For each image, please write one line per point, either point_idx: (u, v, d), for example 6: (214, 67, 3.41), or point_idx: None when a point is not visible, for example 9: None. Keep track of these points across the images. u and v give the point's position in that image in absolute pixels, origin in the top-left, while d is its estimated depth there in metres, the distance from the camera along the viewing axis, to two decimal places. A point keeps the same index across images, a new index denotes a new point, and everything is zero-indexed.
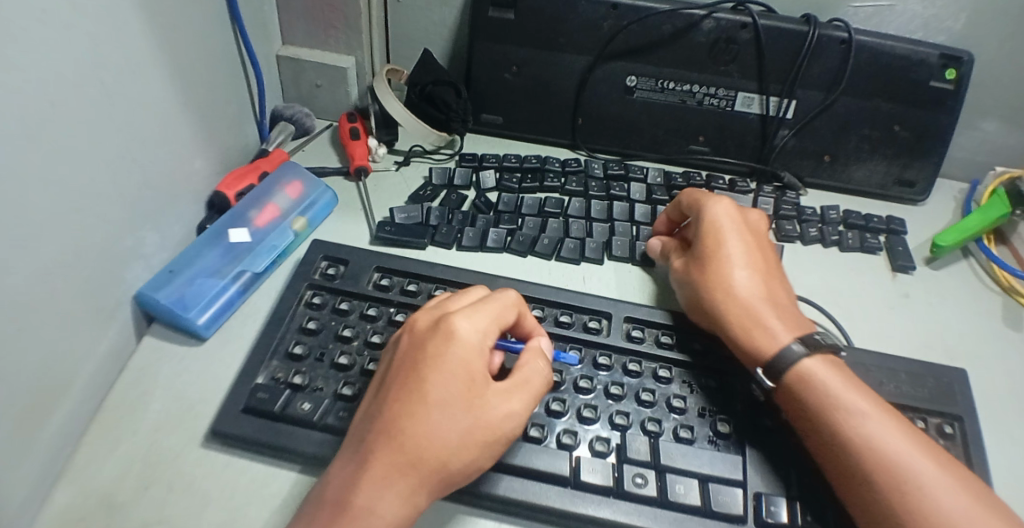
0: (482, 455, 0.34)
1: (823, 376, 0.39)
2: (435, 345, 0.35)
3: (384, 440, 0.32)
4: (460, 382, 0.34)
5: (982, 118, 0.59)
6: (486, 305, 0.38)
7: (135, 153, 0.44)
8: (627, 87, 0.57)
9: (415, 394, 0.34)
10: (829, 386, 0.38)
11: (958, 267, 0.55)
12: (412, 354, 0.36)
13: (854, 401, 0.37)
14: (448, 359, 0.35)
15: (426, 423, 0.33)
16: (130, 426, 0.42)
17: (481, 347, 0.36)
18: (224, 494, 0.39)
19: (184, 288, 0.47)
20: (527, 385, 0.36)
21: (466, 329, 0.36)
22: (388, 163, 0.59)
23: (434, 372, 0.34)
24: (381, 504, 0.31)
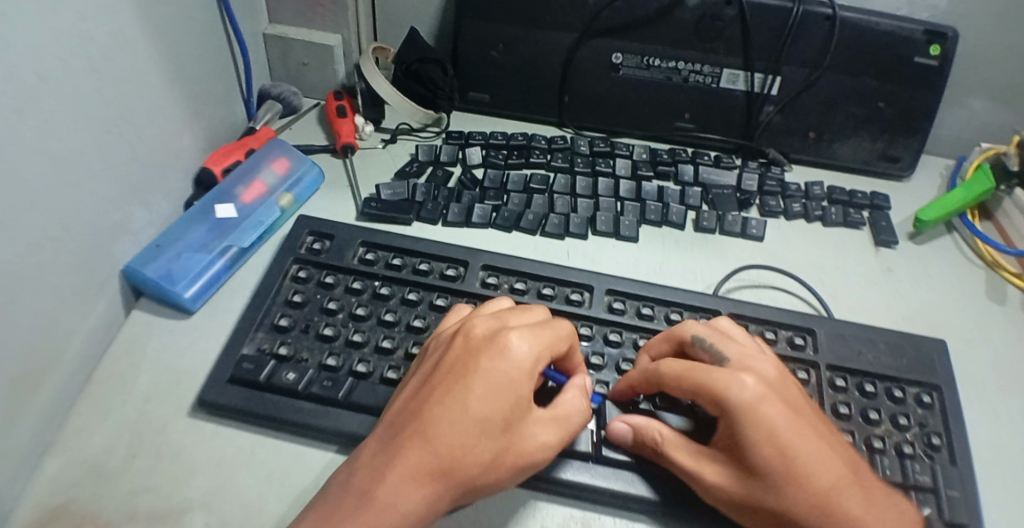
0: (509, 476, 0.33)
1: (814, 462, 0.32)
2: (487, 360, 0.33)
3: (420, 442, 0.31)
4: (505, 403, 0.33)
5: (968, 95, 0.59)
6: (545, 330, 0.36)
7: (122, 128, 0.44)
8: (613, 65, 0.57)
9: (458, 403, 0.32)
10: (815, 475, 0.32)
11: (941, 243, 0.55)
12: (464, 361, 0.34)
13: (836, 487, 0.32)
14: (497, 376, 0.33)
15: (467, 436, 0.31)
16: (117, 396, 0.42)
17: (534, 371, 0.34)
18: (210, 462, 0.40)
19: (171, 263, 0.47)
20: (569, 421, 0.35)
21: (522, 350, 0.34)
22: (375, 140, 0.59)
23: (481, 386, 0.32)
24: (403, 501, 0.30)
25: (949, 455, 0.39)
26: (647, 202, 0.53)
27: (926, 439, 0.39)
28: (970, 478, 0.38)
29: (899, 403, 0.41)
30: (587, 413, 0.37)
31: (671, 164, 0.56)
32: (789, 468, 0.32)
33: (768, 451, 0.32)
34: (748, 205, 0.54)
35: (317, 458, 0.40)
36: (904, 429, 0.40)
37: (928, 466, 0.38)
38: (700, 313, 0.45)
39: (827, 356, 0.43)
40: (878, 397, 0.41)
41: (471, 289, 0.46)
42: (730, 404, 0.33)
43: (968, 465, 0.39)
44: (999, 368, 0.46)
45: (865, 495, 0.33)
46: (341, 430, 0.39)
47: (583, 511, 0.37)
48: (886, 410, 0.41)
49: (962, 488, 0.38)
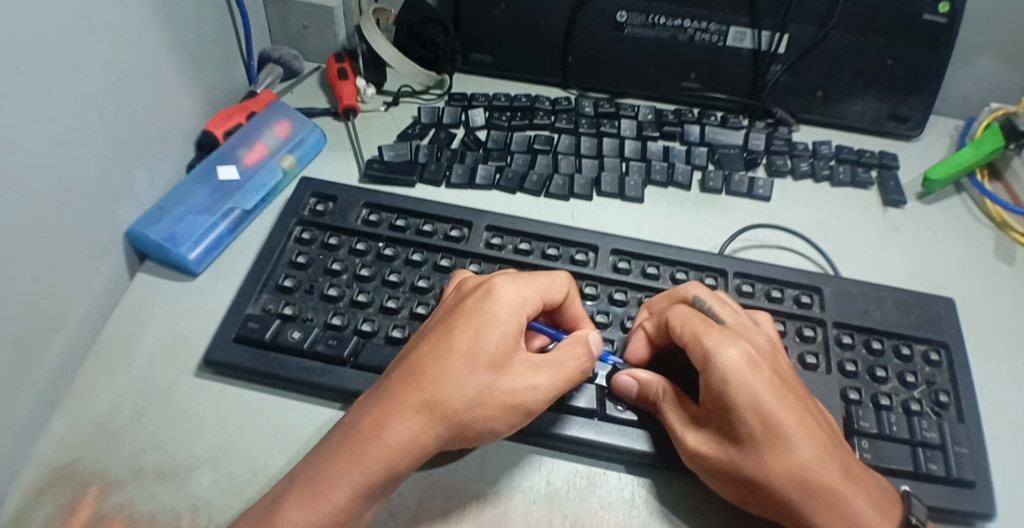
0: (499, 415, 0.33)
1: (795, 437, 0.31)
2: (473, 301, 0.35)
3: (406, 376, 0.33)
4: (490, 338, 0.34)
5: (981, 52, 0.58)
6: (534, 279, 0.38)
7: (121, 88, 0.43)
8: (618, 24, 0.56)
9: (444, 339, 0.33)
10: (794, 451, 0.31)
11: (950, 203, 0.54)
12: (452, 307, 0.36)
13: (815, 465, 0.31)
14: (482, 314, 0.34)
15: (449, 369, 0.32)
16: (125, 356, 0.43)
17: (521, 312, 0.35)
18: (218, 419, 0.40)
19: (174, 225, 0.47)
20: (562, 364, 0.35)
21: (508, 292, 0.35)
22: (377, 104, 0.58)
23: (466, 322, 0.34)
24: (391, 432, 0.31)
25: (956, 412, 0.39)
26: (652, 162, 0.53)
27: (934, 396, 0.39)
28: (977, 434, 0.38)
29: (906, 360, 0.41)
30: (587, 363, 0.37)
31: (677, 125, 0.55)
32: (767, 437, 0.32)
33: (751, 419, 0.32)
34: (754, 164, 0.54)
35: (323, 416, 0.41)
36: (912, 387, 0.40)
37: (936, 422, 0.38)
38: (705, 273, 0.45)
39: (834, 314, 0.43)
40: (885, 354, 0.41)
41: (475, 249, 0.46)
42: (719, 369, 0.33)
43: (976, 421, 0.39)
44: (1006, 326, 0.46)
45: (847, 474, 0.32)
46: (347, 387, 0.40)
47: (588, 467, 0.38)
48: (893, 367, 0.41)
49: (970, 444, 0.37)
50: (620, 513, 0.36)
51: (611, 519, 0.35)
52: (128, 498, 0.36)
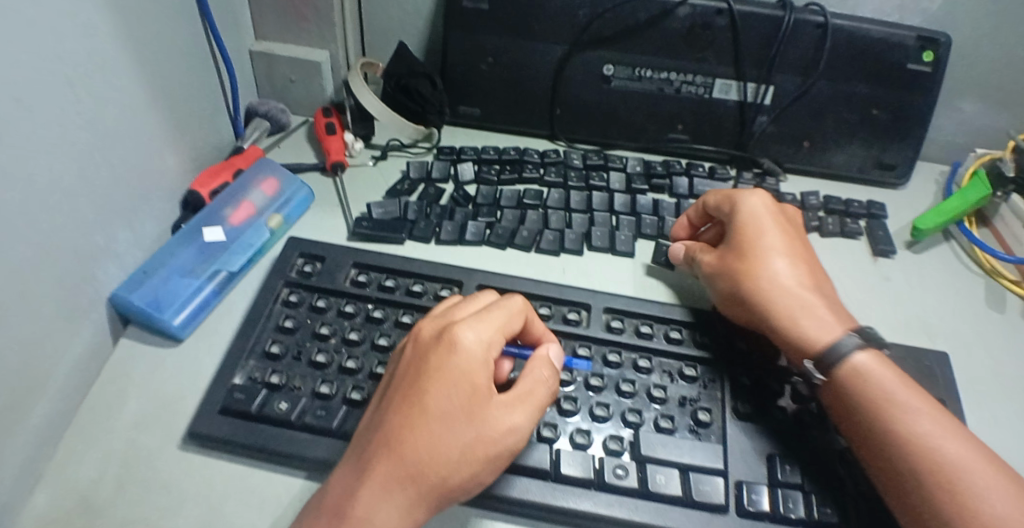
0: (486, 468, 0.33)
1: (866, 365, 0.38)
2: (437, 357, 0.34)
3: (384, 452, 0.31)
4: (462, 394, 0.33)
5: (960, 100, 0.59)
6: (491, 313, 0.36)
7: (103, 151, 0.43)
8: (605, 76, 0.56)
9: (415, 405, 0.32)
10: (871, 376, 0.37)
11: (939, 251, 0.54)
12: (415, 364, 0.34)
13: (894, 392, 0.36)
14: (451, 369, 0.33)
15: (426, 436, 0.31)
16: (104, 429, 0.41)
17: (486, 357, 0.34)
18: (200, 495, 0.39)
19: (158, 289, 0.46)
20: (535, 395, 0.35)
21: (471, 339, 0.34)
22: (365, 158, 0.58)
23: (435, 383, 0.33)
24: (379, 516, 0.30)
25: None
26: (642, 216, 0.53)
27: None
28: None
29: None
30: (554, 384, 0.36)
31: (665, 177, 0.55)
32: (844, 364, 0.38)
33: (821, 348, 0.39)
34: None
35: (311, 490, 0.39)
36: None
37: None
38: (699, 330, 0.44)
39: None
40: None
41: None
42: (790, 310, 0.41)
43: None
44: (1002, 377, 0.46)
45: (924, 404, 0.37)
46: (335, 462, 0.38)
47: None
48: None
49: None
50: None
51: None
52: None
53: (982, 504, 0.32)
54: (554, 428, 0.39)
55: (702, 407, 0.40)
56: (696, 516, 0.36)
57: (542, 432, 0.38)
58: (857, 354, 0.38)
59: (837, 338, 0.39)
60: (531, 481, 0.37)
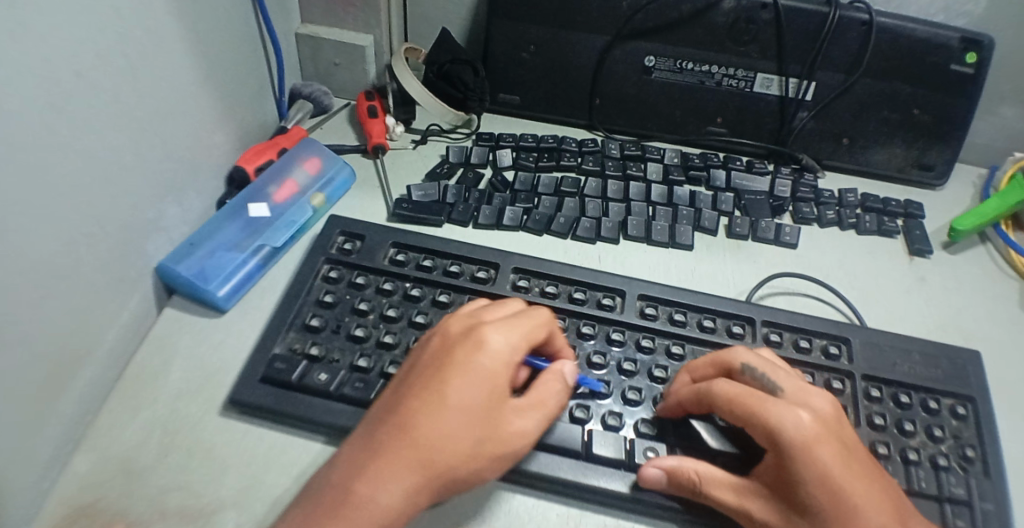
0: (489, 468, 0.33)
1: (862, 505, 0.31)
2: (463, 353, 0.34)
3: (398, 434, 0.32)
4: (480, 393, 0.33)
5: (1002, 103, 0.58)
6: (521, 320, 0.37)
7: (156, 126, 0.44)
8: (645, 67, 0.57)
9: (435, 396, 0.33)
10: (865, 517, 0.31)
11: (975, 253, 0.54)
12: (440, 357, 0.35)
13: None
14: (474, 368, 0.34)
15: (442, 427, 0.32)
16: (152, 394, 0.43)
17: (510, 362, 0.35)
18: (242, 461, 0.40)
19: (205, 261, 0.47)
20: (545, 405, 0.36)
21: (497, 343, 0.35)
22: (406, 141, 0.59)
23: (456, 378, 0.33)
24: (384, 495, 0.30)
25: (983, 467, 0.38)
26: (679, 207, 0.53)
27: (961, 451, 0.38)
28: (1004, 491, 0.37)
29: (933, 414, 0.39)
30: (563, 398, 0.37)
31: (702, 170, 0.56)
32: (843, 511, 0.31)
33: (817, 494, 0.31)
34: (781, 211, 0.54)
35: None
36: (939, 441, 0.38)
37: (962, 478, 0.36)
38: (733, 321, 0.44)
39: (862, 366, 0.41)
40: (913, 408, 0.39)
41: (501, 292, 0.45)
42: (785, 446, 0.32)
43: (1003, 479, 0.37)
44: None
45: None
46: None
47: (617, 520, 0.37)
48: (920, 421, 0.39)
49: (996, 500, 0.36)
50: None
51: None
52: None
53: None
54: (587, 410, 0.39)
55: None
56: None
57: (575, 413, 0.39)
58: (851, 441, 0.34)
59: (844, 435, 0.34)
60: (563, 460, 0.37)
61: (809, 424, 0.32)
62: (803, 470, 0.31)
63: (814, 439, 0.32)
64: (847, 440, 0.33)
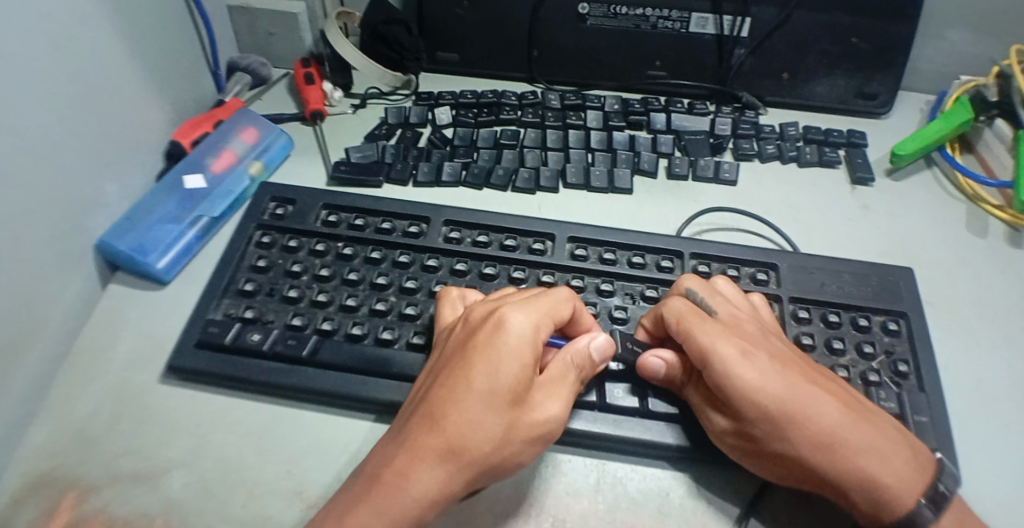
0: (525, 448, 0.32)
1: (810, 404, 0.32)
2: (486, 335, 0.32)
3: (427, 421, 0.30)
4: (509, 374, 0.31)
5: (947, 25, 0.57)
6: (540, 299, 0.35)
7: (86, 103, 0.44)
8: (580, 15, 0.56)
9: (460, 382, 0.31)
10: (816, 417, 0.31)
11: (921, 178, 0.54)
12: (464, 343, 0.33)
13: (839, 425, 0.31)
14: (496, 351, 0.32)
15: (469, 411, 0.30)
16: (99, 367, 0.43)
17: (536, 341, 0.33)
18: (189, 424, 0.40)
19: (143, 235, 0.47)
20: (569, 380, 0.34)
21: (520, 322, 0.33)
22: (345, 106, 0.59)
23: (482, 361, 0.31)
24: (416, 481, 0.29)
25: (917, 381, 0.39)
26: (617, 152, 0.52)
27: (893, 366, 0.39)
28: (938, 401, 0.38)
29: (864, 331, 0.41)
30: (587, 372, 0.36)
31: (643, 114, 0.55)
32: (791, 413, 0.31)
33: (762, 403, 0.32)
34: (721, 149, 0.54)
35: (290, 417, 0.41)
36: (870, 358, 0.39)
37: (894, 393, 0.37)
38: (662, 255, 0.45)
39: (790, 289, 0.43)
40: (843, 327, 0.41)
41: (434, 244, 0.45)
42: (717, 366, 0.33)
43: (937, 390, 0.38)
44: (979, 300, 0.46)
45: (875, 432, 0.32)
46: (311, 386, 0.40)
47: (555, 454, 0.38)
48: (851, 339, 0.40)
49: (930, 412, 0.37)
50: (586, 499, 0.36)
51: (577, 506, 0.35)
52: (104, 501, 0.36)
53: (890, 471, 0.31)
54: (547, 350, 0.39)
55: None
56: (652, 427, 0.37)
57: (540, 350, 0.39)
58: (784, 350, 0.35)
59: (776, 348, 0.35)
60: None
61: (733, 342, 0.33)
62: (743, 387, 0.32)
63: (737, 355, 0.33)
64: (783, 352, 0.34)
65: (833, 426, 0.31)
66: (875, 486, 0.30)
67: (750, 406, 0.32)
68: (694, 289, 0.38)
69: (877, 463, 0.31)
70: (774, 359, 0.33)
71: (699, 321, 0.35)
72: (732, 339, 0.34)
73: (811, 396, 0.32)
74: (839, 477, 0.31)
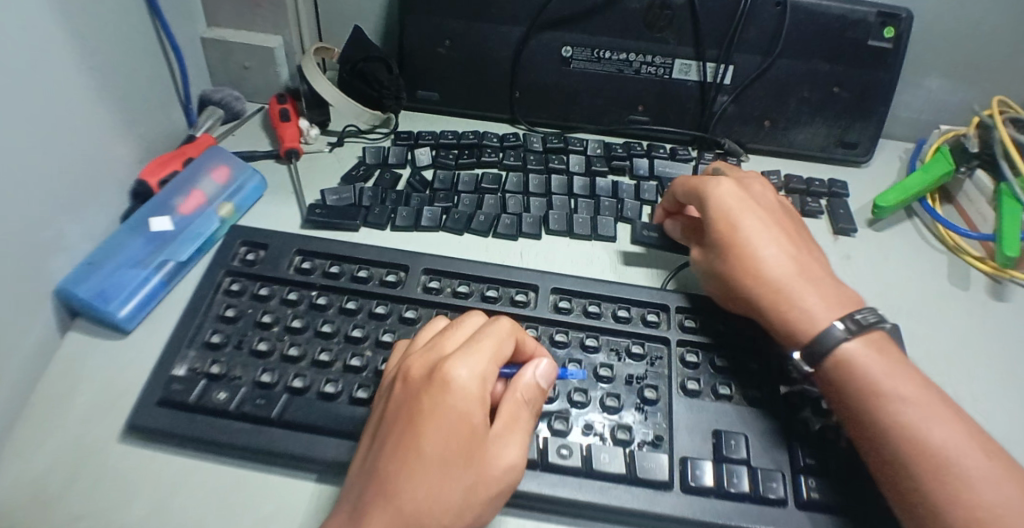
0: (486, 507, 0.30)
1: (759, 239, 0.41)
2: (430, 400, 0.30)
3: (383, 503, 0.28)
4: (458, 438, 0.29)
5: (923, 76, 0.58)
6: (481, 341, 0.32)
7: (49, 143, 0.41)
8: (564, 58, 0.56)
9: (408, 455, 0.29)
10: (759, 249, 0.41)
11: (902, 228, 0.54)
12: (407, 408, 0.30)
13: (775, 259, 0.40)
14: (443, 415, 0.30)
15: (423, 485, 0.28)
16: (51, 423, 0.40)
17: (482, 395, 0.31)
18: (147, 489, 0.37)
19: (104, 281, 0.45)
20: (523, 419, 0.33)
21: (465, 377, 0.31)
22: (322, 144, 0.57)
23: (430, 429, 0.29)
24: None
25: None
26: (601, 198, 0.52)
27: None
28: None
29: None
30: (538, 404, 0.34)
31: (626, 159, 0.55)
32: (738, 232, 0.42)
33: (722, 224, 0.42)
34: None
35: (257, 482, 0.38)
36: None
37: None
38: (648, 309, 0.44)
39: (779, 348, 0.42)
40: None
41: (412, 295, 0.44)
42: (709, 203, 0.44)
43: None
44: (964, 354, 0.45)
45: (814, 283, 0.39)
46: (280, 449, 0.37)
47: (537, 523, 0.36)
48: None
49: None
50: None
51: None
52: None
53: (799, 298, 0.38)
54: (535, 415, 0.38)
55: (648, 384, 0.40)
56: (639, 494, 0.35)
57: None
58: (786, 229, 0.43)
59: (778, 225, 0.43)
60: None
61: (732, 186, 0.44)
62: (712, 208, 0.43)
63: (726, 197, 0.43)
64: (783, 227, 0.43)
65: (769, 254, 0.40)
66: (783, 301, 0.39)
67: (723, 245, 0.42)
68: (752, 181, 0.47)
69: (791, 288, 0.39)
70: (758, 214, 0.43)
71: (751, 212, 0.43)
72: (731, 193, 0.43)
73: (762, 232, 0.41)
74: (835, 354, 0.36)
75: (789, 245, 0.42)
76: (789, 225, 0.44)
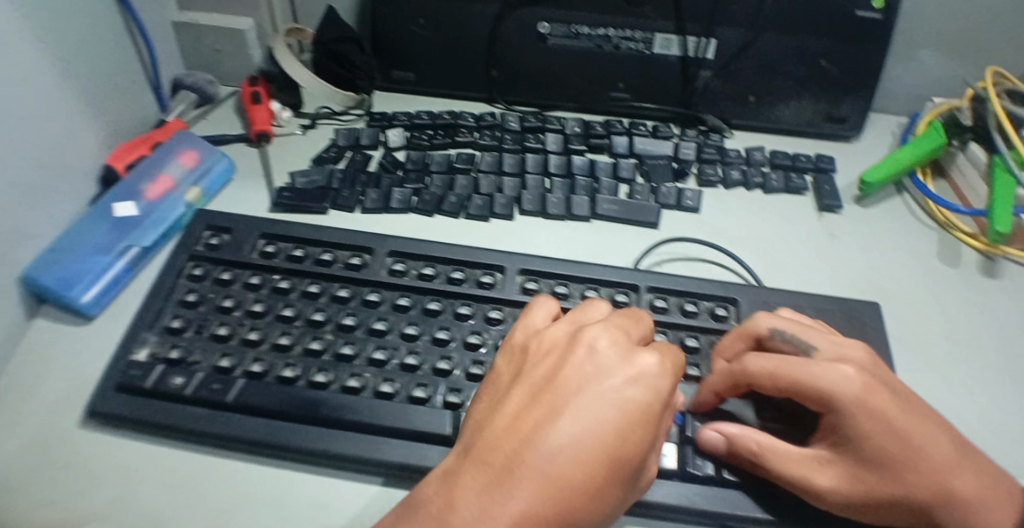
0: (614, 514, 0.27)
1: (843, 383, 0.30)
2: (628, 387, 0.26)
3: (535, 476, 0.23)
4: (638, 445, 0.25)
5: (917, 48, 0.56)
6: (673, 356, 0.28)
7: (11, 130, 0.41)
8: (541, 35, 0.54)
9: (581, 436, 0.24)
10: (844, 392, 0.30)
11: (891, 204, 0.52)
12: (585, 386, 0.26)
13: (866, 398, 0.30)
14: (631, 411, 0.25)
15: (589, 476, 0.24)
16: (14, 408, 0.39)
17: (666, 407, 0.27)
18: (104, 475, 0.37)
19: (68, 266, 0.44)
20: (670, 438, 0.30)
21: (661, 381, 0.26)
22: (294, 127, 0.56)
23: (614, 419, 0.25)
24: None
25: None
26: (576, 177, 0.50)
27: None
28: None
29: None
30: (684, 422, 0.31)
31: (604, 137, 0.53)
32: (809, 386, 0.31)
33: (780, 382, 0.32)
34: (684, 175, 0.52)
35: (214, 468, 0.37)
36: None
37: None
38: (618, 290, 0.42)
39: None
40: None
41: (377, 278, 0.43)
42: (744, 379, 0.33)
43: None
44: (955, 336, 0.43)
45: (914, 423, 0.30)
46: (237, 434, 0.37)
47: None
48: None
49: None
50: None
51: None
52: None
53: (899, 464, 0.30)
54: None
55: None
56: None
57: None
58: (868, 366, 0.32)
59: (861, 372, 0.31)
60: (434, 449, 0.36)
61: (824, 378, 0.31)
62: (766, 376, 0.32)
63: (796, 374, 0.31)
64: (886, 382, 0.31)
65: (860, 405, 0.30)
66: (868, 468, 0.30)
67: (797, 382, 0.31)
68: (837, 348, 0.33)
69: (886, 444, 0.30)
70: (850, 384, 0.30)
71: (831, 371, 0.31)
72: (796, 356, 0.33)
73: (843, 376, 0.30)
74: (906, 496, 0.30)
75: (880, 385, 0.31)
76: (889, 388, 0.31)
